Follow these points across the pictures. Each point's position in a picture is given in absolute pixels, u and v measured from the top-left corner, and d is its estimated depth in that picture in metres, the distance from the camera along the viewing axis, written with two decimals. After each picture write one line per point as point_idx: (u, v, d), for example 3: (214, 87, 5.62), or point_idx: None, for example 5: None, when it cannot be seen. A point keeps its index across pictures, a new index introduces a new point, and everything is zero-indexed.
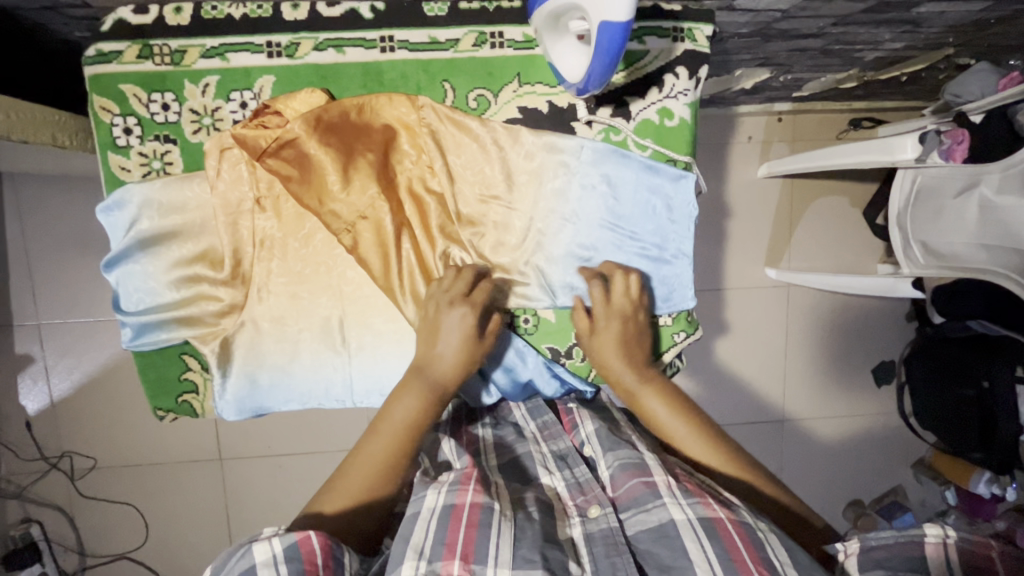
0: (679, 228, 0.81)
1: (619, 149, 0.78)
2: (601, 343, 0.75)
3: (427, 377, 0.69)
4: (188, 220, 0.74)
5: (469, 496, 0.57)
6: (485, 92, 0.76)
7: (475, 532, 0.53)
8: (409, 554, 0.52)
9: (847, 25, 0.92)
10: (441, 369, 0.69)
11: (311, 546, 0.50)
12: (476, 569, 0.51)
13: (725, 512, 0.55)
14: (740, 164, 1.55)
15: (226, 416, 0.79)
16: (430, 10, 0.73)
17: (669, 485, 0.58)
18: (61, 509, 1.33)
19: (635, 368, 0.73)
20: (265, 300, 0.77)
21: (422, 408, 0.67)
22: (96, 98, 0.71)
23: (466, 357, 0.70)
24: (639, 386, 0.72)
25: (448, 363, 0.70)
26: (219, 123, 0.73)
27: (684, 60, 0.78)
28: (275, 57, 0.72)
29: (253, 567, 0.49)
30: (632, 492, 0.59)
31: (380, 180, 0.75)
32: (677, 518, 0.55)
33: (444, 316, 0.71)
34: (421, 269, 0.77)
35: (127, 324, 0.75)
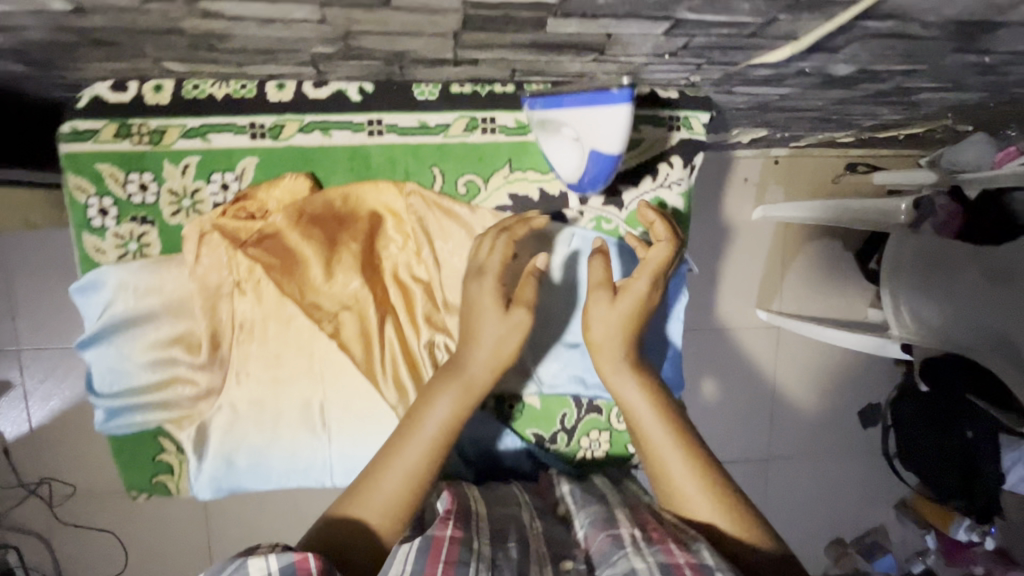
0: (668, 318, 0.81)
1: (610, 238, 0.77)
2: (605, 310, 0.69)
3: (461, 376, 0.65)
4: (165, 302, 0.72)
5: (449, 530, 0.57)
6: (475, 178, 0.74)
7: (452, 568, 0.53)
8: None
9: (846, 103, 0.90)
10: (474, 361, 0.66)
11: (307, 566, 0.50)
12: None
13: (685, 558, 0.54)
14: (734, 204, 1.53)
15: (202, 496, 0.78)
16: (421, 94, 0.71)
17: (634, 537, 0.59)
18: (40, 535, 1.31)
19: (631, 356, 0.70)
20: (242, 383, 0.75)
21: (459, 406, 0.65)
22: (71, 177, 0.69)
23: (504, 345, 0.66)
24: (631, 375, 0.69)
25: (482, 359, 0.66)
26: (200, 205, 0.71)
27: (679, 149, 0.77)
28: (258, 138, 0.70)
29: None
30: (600, 547, 0.59)
31: (365, 270, 0.73)
32: (638, 567, 0.54)
33: (478, 296, 0.67)
34: (405, 357, 0.75)
35: (101, 406, 0.73)
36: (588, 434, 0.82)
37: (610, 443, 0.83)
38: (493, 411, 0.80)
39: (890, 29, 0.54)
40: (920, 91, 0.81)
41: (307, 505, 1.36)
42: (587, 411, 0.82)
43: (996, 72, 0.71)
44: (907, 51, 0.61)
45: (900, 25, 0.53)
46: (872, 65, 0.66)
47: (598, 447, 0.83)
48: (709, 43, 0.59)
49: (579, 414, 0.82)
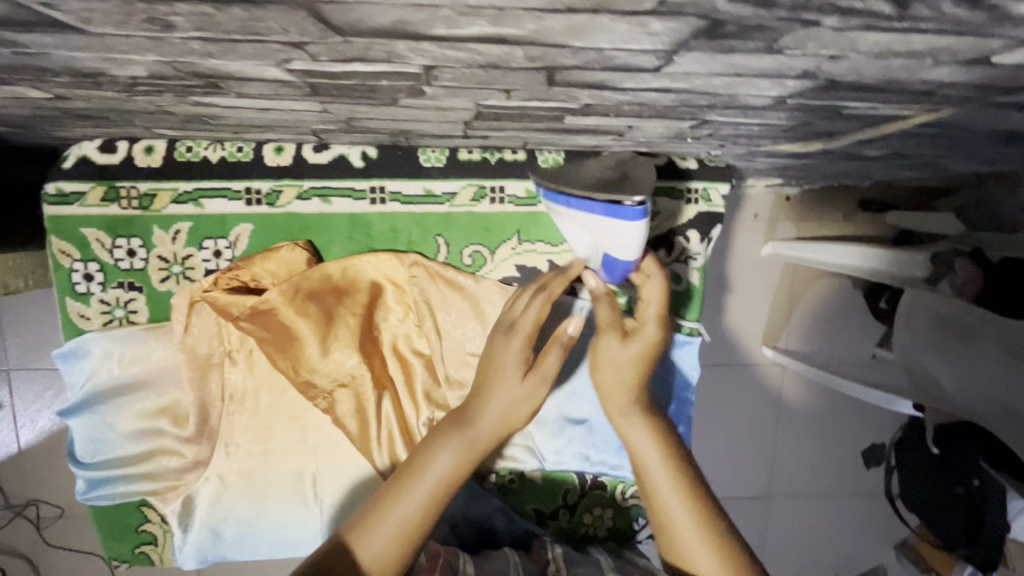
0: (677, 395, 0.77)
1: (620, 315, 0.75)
2: (618, 352, 0.64)
3: (470, 434, 0.59)
4: (152, 372, 0.68)
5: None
6: (481, 249, 0.71)
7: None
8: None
9: (871, 167, 0.87)
10: (489, 419, 0.60)
11: None
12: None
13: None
14: (744, 241, 1.50)
15: (186, 566, 0.74)
16: (426, 160, 0.68)
17: None
18: (27, 558, 1.28)
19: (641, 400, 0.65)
20: (232, 455, 0.71)
21: (465, 459, 0.59)
22: (54, 241, 0.65)
23: (518, 406, 0.61)
24: (643, 422, 0.64)
25: (494, 417, 0.60)
26: (190, 272, 0.67)
27: (696, 222, 0.73)
28: (253, 204, 0.67)
29: None
30: None
31: (363, 346, 0.69)
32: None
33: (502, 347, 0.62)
34: (402, 433, 0.72)
35: (81, 476, 0.70)
36: (591, 510, 0.80)
37: (613, 520, 0.80)
38: (493, 484, 0.78)
39: (932, 131, 0.51)
40: (949, 163, 0.78)
41: None
42: (590, 487, 0.79)
43: None
44: (945, 143, 0.57)
45: (944, 129, 0.49)
46: (906, 150, 0.63)
47: (602, 524, 0.80)
48: (735, 134, 0.55)
49: (582, 489, 0.79)
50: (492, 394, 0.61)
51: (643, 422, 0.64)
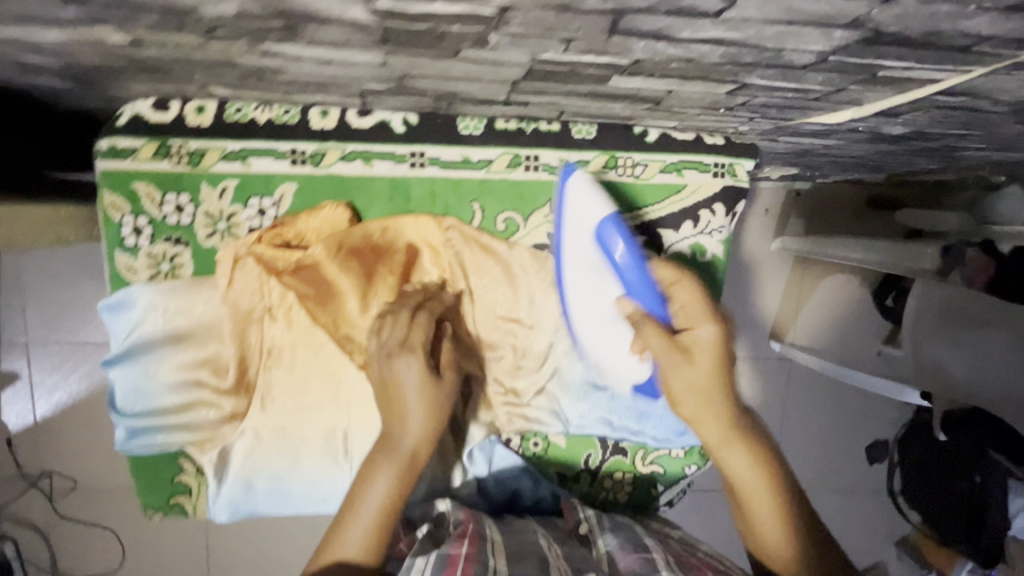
0: None
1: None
2: (683, 379, 0.66)
3: (396, 451, 0.65)
4: (193, 324, 0.71)
5: (465, 546, 0.61)
6: (514, 216, 0.74)
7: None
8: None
9: (888, 153, 0.89)
10: (408, 436, 0.66)
11: None
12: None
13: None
14: (755, 234, 1.52)
15: (218, 518, 0.77)
16: (465, 128, 0.70)
17: (668, 560, 0.63)
18: (38, 529, 1.29)
19: (733, 423, 0.69)
20: (268, 409, 0.74)
21: (404, 470, 0.65)
22: (106, 194, 0.67)
23: (433, 415, 0.66)
24: (739, 443, 0.69)
25: (413, 432, 0.66)
26: (235, 229, 0.70)
27: (722, 196, 0.75)
28: (298, 164, 0.69)
29: None
30: (632, 566, 0.63)
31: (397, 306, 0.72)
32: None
33: (400, 373, 0.66)
34: None
35: (122, 425, 0.72)
36: (611, 475, 0.82)
37: (632, 486, 0.82)
38: (518, 447, 0.79)
39: (958, 103, 0.54)
40: (966, 149, 0.80)
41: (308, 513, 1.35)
42: (611, 453, 0.81)
43: None
44: (967, 119, 0.60)
45: (970, 100, 0.52)
46: (928, 128, 0.65)
47: (620, 488, 0.82)
48: (769, 103, 0.58)
49: (603, 455, 0.81)
50: (409, 413, 0.66)
51: (739, 442, 0.69)
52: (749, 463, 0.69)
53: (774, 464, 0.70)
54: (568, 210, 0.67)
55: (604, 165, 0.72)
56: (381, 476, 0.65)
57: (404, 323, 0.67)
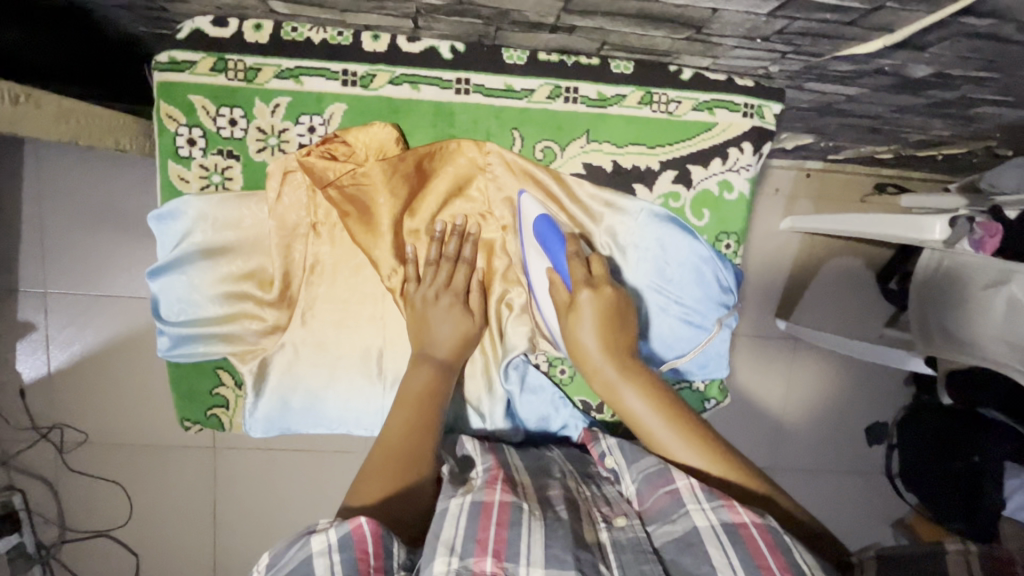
0: (705, 296, 0.80)
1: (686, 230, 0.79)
2: (580, 322, 0.72)
3: (432, 359, 0.73)
4: (241, 236, 0.73)
5: (497, 495, 0.59)
6: (552, 145, 0.77)
7: (504, 530, 0.55)
8: (440, 549, 0.53)
9: (904, 113, 0.92)
10: (442, 350, 0.74)
11: (362, 532, 0.53)
12: (508, 567, 0.52)
13: (750, 518, 0.55)
14: (765, 214, 1.52)
15: (253, 433, 0.79)
16: (509, 58, 0.73)
17: (693, 488, 0.60)
18: (47, 481, 1.30)
19: (617, 359, 0.71)
20: (308, 324, 0.76)
21: (434, 384, 0.71)
22: (162, 105, 0.70)
23: (462, 341, 0.75)
24: (622, 382, 0.70)
25: (447, 343, 0.74)
26: (285, 145, 0.73)
27: (750, 135, 0.79)
28: (349, 86, 0.72)
29: (310, 555, 0.51)
30: (658, 504, 0.61)
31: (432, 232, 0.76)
32: (701, 524, 0.56)
33: (431, 309, 0.75)
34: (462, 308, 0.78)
35: (166, 333, 0.75)
36: None
37: None
38: (545, 372, 0.84)
39: (986, 28, 0.57)
40: (981, 104, 0.83)
41: (315, 473, 1.35)
42: None
43: None
44: (991, 55, 0.63)
45: (998, 24, 0.56)
46: (951, 69, 0.68)
47: None
48: (805, 30, 0.61)
49: None
50: (441, 333, 0.74)
51: (621, 379, 0.70)
52: (638, 396, 0.69)
53: (671, 398, 0.69)
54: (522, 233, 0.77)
55: (639, 100, 0.76)
56: (409, 393, 0.69)
57: (442, 271, 0.76)
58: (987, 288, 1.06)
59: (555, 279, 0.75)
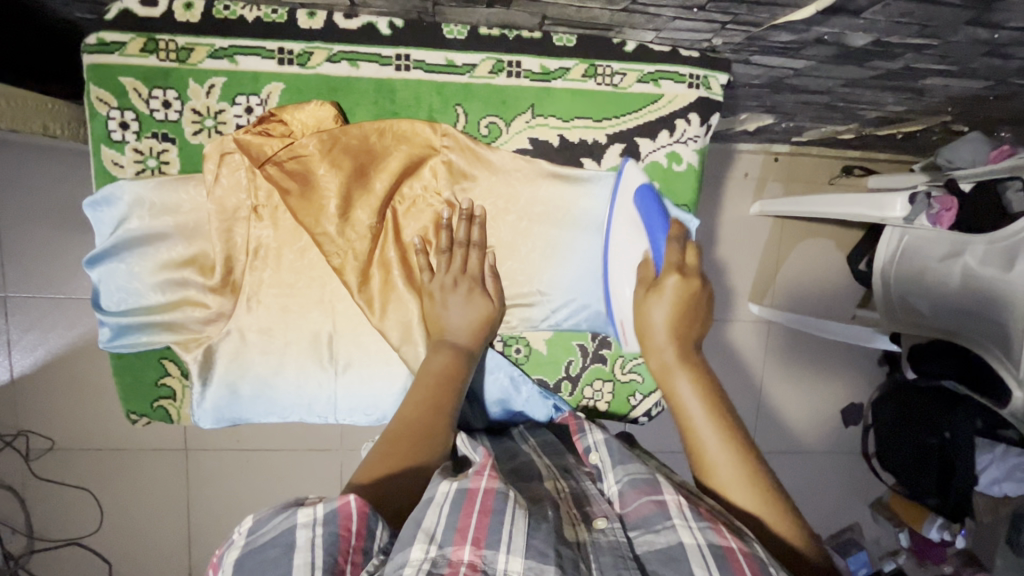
0: None
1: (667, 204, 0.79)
2: (658, 302, 0.70)
3: (448, 341, 0.72)
4: (180, 221, 0.72)
5: (484, 481, 0.56)
6: (497, 121, 0.76)
7: (487, 518, 0.52)
8: (419, 536, 0.50)
9: (856, 86, 0.92)
10: (461, 337, 0.73)
11: (348, 510, 0.50)
12: (488, 556, 0.49)
13: (738, 544, 0.52)
14: (735, 197, 1.51)
15: (202, 424, 0.77)
16: (449, 33, 0.72)
17: (680, 504, 0.57)
18: (12, 490, 1.26)
19: (679, 344, 0.69)
20: (254, 310, 0.75)
21: (456, 365, 0.70)
22: (93, 88, 0.68)
23: (478, 331, 0.74)
24: (679, 363, 0.67)
25: (465, 329, 0.73)
26: (222, 126, 0.71)
27: (697, 108, 0.79)
28: (286, 64, 0.70)
29: (292, 527, 0.48)
30: (641, 511, 0.58)
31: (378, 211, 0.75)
32: (687, 542, 0.53)
33: (450, 297, 0.74)
34: (409, 285, 0.77)
35: (107, 324, 0.73)
36: (591, 384, 0.86)
37: (612, 394, 0.86)
38: (501, 352, 0.83)
39: None
40: (926, 74, 0.84)
41: (289, 469, 1.33)
42: (592, 360, 0.85)
43: (1002, 53, 0.74)
44: (923, 18, 0.63)
45: None
46: (888, 35, 0.69)
47: (601, 397, 0.86)
48: None
49: (583, 363, 0.85)
50: (459, 320, 0.73)
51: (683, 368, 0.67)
52: (696, 393, 0.65)
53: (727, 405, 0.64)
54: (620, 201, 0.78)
55: (583, 74, 0.76)
56: (429, 375, 0.68)
57: (447, 254, 0.76)
58: (944, 260, 1.06)
59: (647, 260, 0.75)
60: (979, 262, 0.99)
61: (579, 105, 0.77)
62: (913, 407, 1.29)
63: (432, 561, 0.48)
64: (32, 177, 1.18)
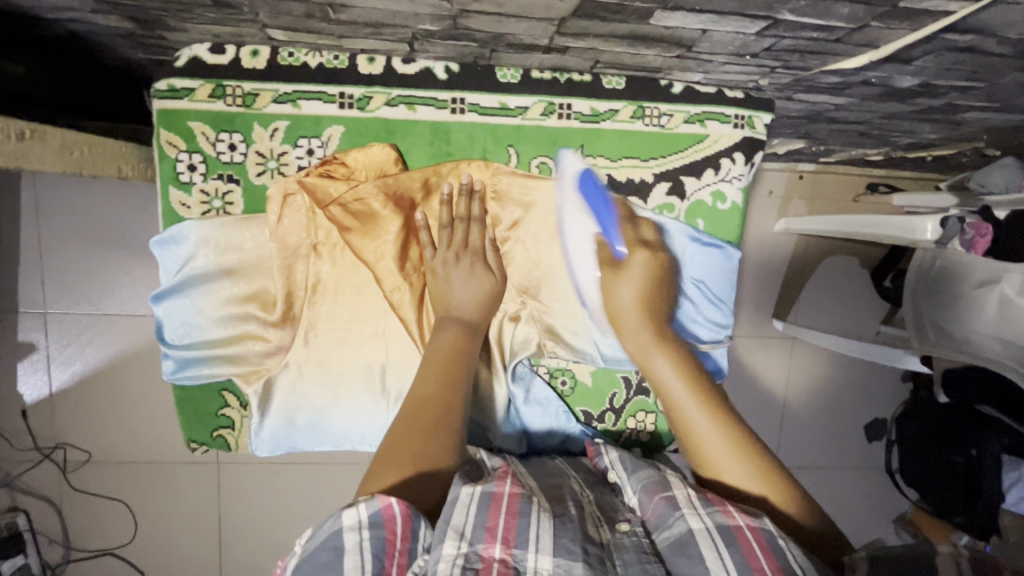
0: (710, 289, 0.83)
1: (718, 243, 0.81)
2: (624, 279, 0.76)
3: (453, 317, 0.74)
4: (243, 259, 0.75)
5: (507, 486, 0.59)
6: (547, 160, 0.78)
7: (515, 519, 0.54)
8: (450, 532, 0.52)
9: (893, 118, 0.93)
10: (467, 312, 0.75)
11: (391, 512, 0.52)
12: (517, 554, 0.51)
13: (745, 520, 0.55)
14: (760, 215, 1.52)
15: (259, 452, 0.80)
16: (503, 76, 0.74)
17: (689, 497, 0.60)
18: (51, 501, 1.30)
19: (652, 321, 0.75)
20: (312, 343, 0.77)
21: (460, 339, 0.72)
22: (163, 133, 0.71)
23: (483, 303, 0.76)
24: (651, 340, 0.73)
25: (468, 304, 0.75)
26: (284, 168, 0.74)
27: (742, 146, 0.80)
28: (346, 108, 0.73)
29: (340, 529, 0.50)
30: (657, 511, 0.60)
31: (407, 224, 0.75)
32: (695, 527, 0.55)
33: (452, 272, 0.75)
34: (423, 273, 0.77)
35: (171, 357, 0.76)
36: (634, 416, 0.86)
37: (655, 425, 0.87)
38: (548, 383, 0.85)
39: (967, 43, 0.58)
40: (967, 109, 0.85)
41: (318, 484, 1.35)
42: (635, 392, 0.86)
43: None
44: (972, 66, 0.65)
45: (979, 39, 0.57)
46: (935, 79, 0.70)
47: (644, 428, 0.87)
48: (794, 47, 0.62)
49: (627, 394, 0.86)
50: (464, 293, 0.75)
51: (650, 342, 0.73)
52: (671, 363, 0.71)
53: (701, 373, 0.71)
54: (564, 193, 0.78)
55: (631, 114, 0.78)
56: (440, 353, 0.70)
57: (454, 231, 0.76)
58: (979, 287, 1.06)
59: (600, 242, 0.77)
60: (1017, 291, 1.00)
61: (628, 143, 0.79)
62: (933, 424, 1.31)
63: (464, 556, 0.50)
64: (79, 201, 1.21)
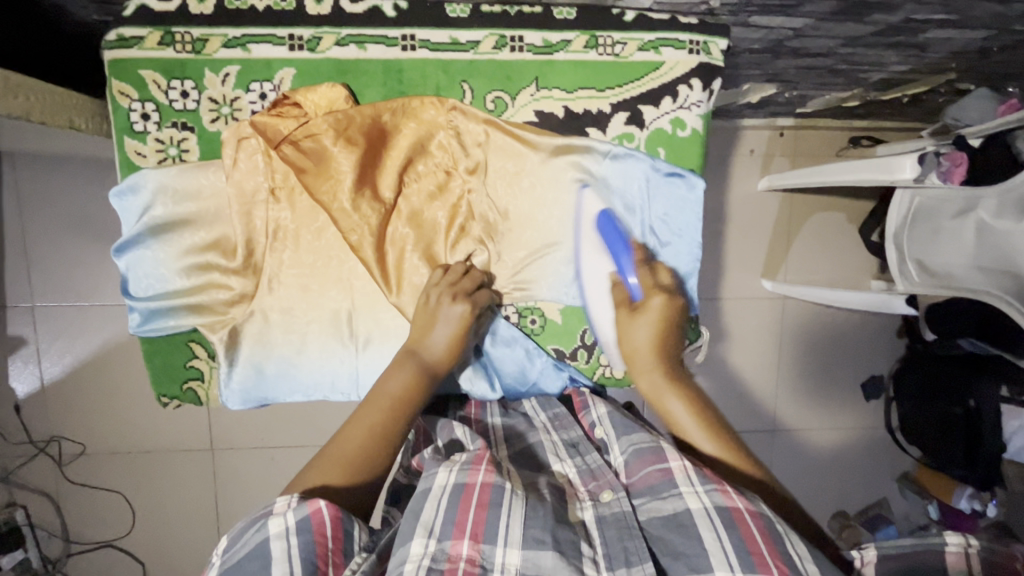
0: (672, 220, 0.82)
1: (679, 172, 0.81)
2: (641, 321, 0.76)
3: (418, 359, 0.72)
4: (201, 207, 0.75)
5: (480, 476, 0.56)
6: (502, 95, 0.78)
7: (484, 511, 0.52)
8: (418, 531, 0.51)
9: (857, 45, 0.93)
10: (433, 356, 0.73)
11: (321, 517, 0.50)
12: (485, 550, 0.50)
13: (744, 504, 0.52)
14: (742, 172, 1.49)
15: (230, 405, 0.79)
16: (452, 12, 0.74)
17: (685, 469, 0.56)
18: (47, 494, 1.30)
19: (665, 361, 0.74)
20: (276, 291, 0.77)
21: (413, 385, 0.69)
22: (114, 82, 0.72)
23: (455, 349, 0.74)
24: (662, 378, 0.72)
25: (439, 351, 0.73)
26: (238, 113, 0.74)
27: (698, 72, 0.79)
28: (296, 50, 0.73)
29: (267, 539, 0.48)
30: (648, 480, 0.57)
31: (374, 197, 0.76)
32: (694, 506, 0.52)
33: (443, 309, 0.74)
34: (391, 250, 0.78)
35: (136, 309, 0.76)
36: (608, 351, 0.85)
37: None
38: (516, 323, 0.84)
39: None
40: (928, 27, 0.84)
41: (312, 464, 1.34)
42: None
43: None
44: None
45: None
46: None
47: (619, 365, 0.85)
48: None
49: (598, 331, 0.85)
50: (434, 330, 0.74)
51: (664, 380, 0.72)
52: (682, 400, 0.69)
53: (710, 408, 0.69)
54: (583, 229, 0.80)
55: (585, 44, 0.77)
56: (387, 395, 0.67)
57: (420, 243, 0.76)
58: (957, 217, 1.04)
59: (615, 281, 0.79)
60: (993, 215, 0.98)
61: (584, 74, 0.78)
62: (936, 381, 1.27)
63: (431, 555, 0.49)
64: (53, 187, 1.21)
